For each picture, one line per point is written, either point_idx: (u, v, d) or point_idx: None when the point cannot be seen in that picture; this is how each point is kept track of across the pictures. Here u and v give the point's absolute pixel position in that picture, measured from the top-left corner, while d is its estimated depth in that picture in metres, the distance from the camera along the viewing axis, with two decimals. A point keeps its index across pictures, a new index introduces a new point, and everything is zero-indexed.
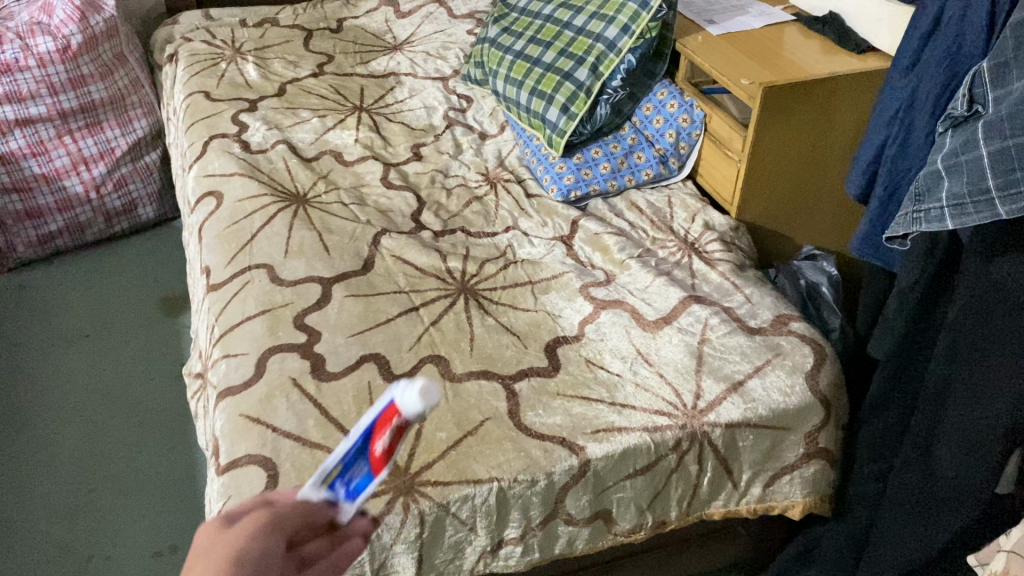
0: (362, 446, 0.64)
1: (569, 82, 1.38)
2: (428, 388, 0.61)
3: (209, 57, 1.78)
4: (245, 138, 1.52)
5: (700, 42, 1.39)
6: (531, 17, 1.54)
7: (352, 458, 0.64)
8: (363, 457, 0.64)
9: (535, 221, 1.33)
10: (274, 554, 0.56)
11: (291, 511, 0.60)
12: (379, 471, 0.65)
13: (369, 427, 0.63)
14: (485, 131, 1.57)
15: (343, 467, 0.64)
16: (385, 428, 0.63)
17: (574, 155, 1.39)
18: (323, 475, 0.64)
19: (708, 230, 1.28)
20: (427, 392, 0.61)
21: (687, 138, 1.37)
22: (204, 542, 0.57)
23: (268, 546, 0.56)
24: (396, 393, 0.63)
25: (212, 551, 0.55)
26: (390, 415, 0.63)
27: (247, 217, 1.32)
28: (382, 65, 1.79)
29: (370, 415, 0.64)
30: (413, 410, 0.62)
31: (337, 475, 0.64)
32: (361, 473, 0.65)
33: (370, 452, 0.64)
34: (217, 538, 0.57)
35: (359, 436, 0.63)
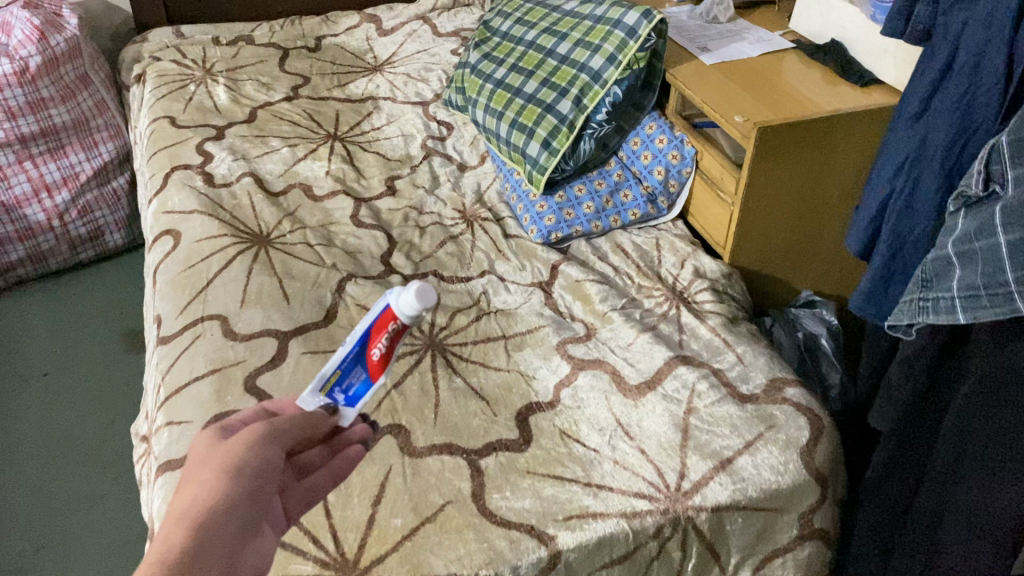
0: (361, 350, 0.70)
1: (551, 115, 1.29)
2: (424, 290, 0.69)
3: (178, 79, 1.69)
4: (209, 170, 1.43)
5: (692, 73, 1.30)
6: (513, 43, 1.45)
7: (351, 364, 0.70)
8: (362, 363, 0.70)
9: (513, 265, 1.24)
10: (274, 462, 0.61)
11: (288, 424, 0.65)
12: (376, 376, 0.71)
13: (366, 332, 0.70)
14: (465, 162, 1.48)
15: (342, 374, 0.70)
16: (381, 334, 0.70)
17: (555, 193, 1.29)
18: (323, 381, 0.69)
19: (698, 277, 1.19)
20: (423, 294, 0.69)
21: (677, 176, 1.28)
22: (202, 451, 0.61)
23: (269, 456, 0.61)
24: (391, 299, 0.70)
25: (212, 459, 0.59)
26: (388, 317, 0.70)
27: (203, 260, 1.23)
28: (360, 88, 1.70)
29: (367, 322, 0.70)
30: (410, 311, 0.69)
31: (337, 382, 0.70)
32: (360, 380, 0.71)
33: (368, 358, 0.70)
34: (215, 448, 0.61)
35: (357, 340, 0.70)
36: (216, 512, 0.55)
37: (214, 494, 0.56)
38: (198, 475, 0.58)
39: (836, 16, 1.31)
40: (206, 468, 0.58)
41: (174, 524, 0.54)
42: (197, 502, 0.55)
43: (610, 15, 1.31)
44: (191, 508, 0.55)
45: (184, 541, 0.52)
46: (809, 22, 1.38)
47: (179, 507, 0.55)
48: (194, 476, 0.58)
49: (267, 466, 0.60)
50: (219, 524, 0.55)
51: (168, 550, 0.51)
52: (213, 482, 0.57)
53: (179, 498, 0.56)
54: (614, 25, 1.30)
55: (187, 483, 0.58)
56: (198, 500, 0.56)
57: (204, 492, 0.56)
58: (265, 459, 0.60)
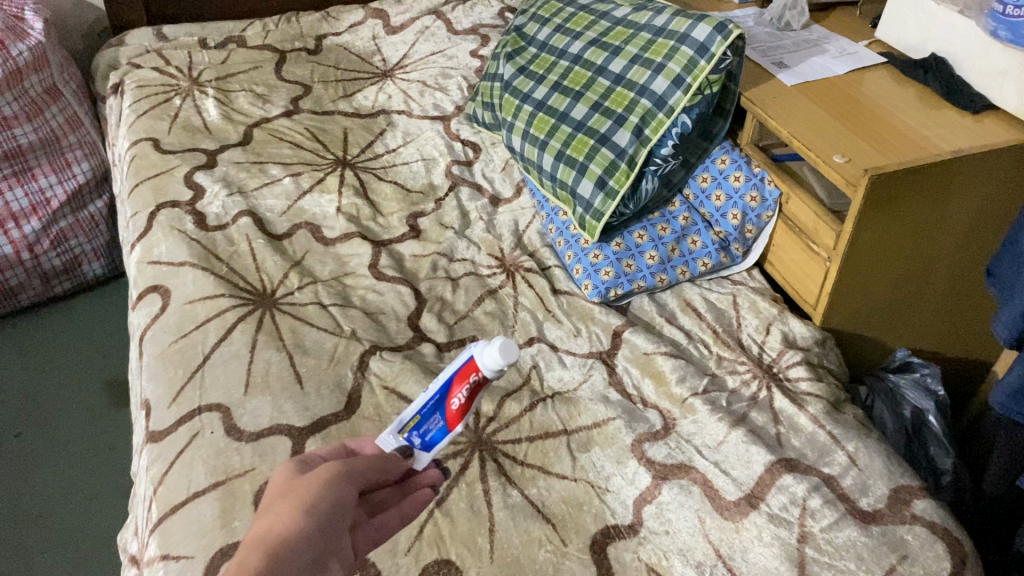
0: (441, 398, 0.74)
1: (606, 148, 1.10)
2: (505, 344, 0.72)
3: (160, 91, 1.48)
4: (200, 208, 1.22)
5: (772, 97, 1.10)
6: (554, 55, 1.24)
7: (431, 411, 0.74)
8: (441, 411, 0.75)
9: (566, 329, 1.05)
10: (348, 500, 0.62)
11: (362, 467, 0.66)
12: (453, 425, 0.75)
13: (449, 381, 0.74)
14: (497, 194, 1.28)
15: (420, 419, 0.74)
16: (462, 384, 0.74)
17: (612, 240, 1.10)
18: (402, 425, 0.74)
19: (787, 347, 1.01)
20: (504, 349, 0.72)
21: (756, 220, 1.09)
22: (281, 484, 0.63)
23: (342, 495, 0.61)
24: (475, 352, 0.74)
25: (290, 492, 0.60)
26: (469, 369, 0.74)
27: (198, 330, 1.04)
28: (369, 99, 1.49)
29: (451, 371, 0.75)
30: (491, 365, 0.72)
31: (415, 426, 0.74)
32: (437, 426, 0.75)
33: (447, 407, 0.75)
34: (295, 481, 0.62)
35: (438, 388, 0.74)
36: (295, 536, 0.55)
37: (292, 524, 0.56)
38: (277, 506, 0.59)
39: (939, 29, 1.11)
40: (286, 499, 0.59)
41: (251, 548, 0.54)
42: (277, 529, 0.56)
43: (673, 26, 1.11)
44: (272, 533, 0.55)
45: (261, 560, 0.53)
46: (900, 31, 1.18)
47: (259, 533, 0.56)
48: (273, 506, 0.59)
49: (341, 503, 0.61)
50: (297, 550, 0.54)
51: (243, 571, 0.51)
52: (291, 514, 0.57)
53: (259, 525, 0.57)
54: (680, 39, 1.09)
55: (267, 512, 0.59)
56: (278, 527, 0.56)
57: (283, 522, 0.56)
58: (339, 496, 0.61)
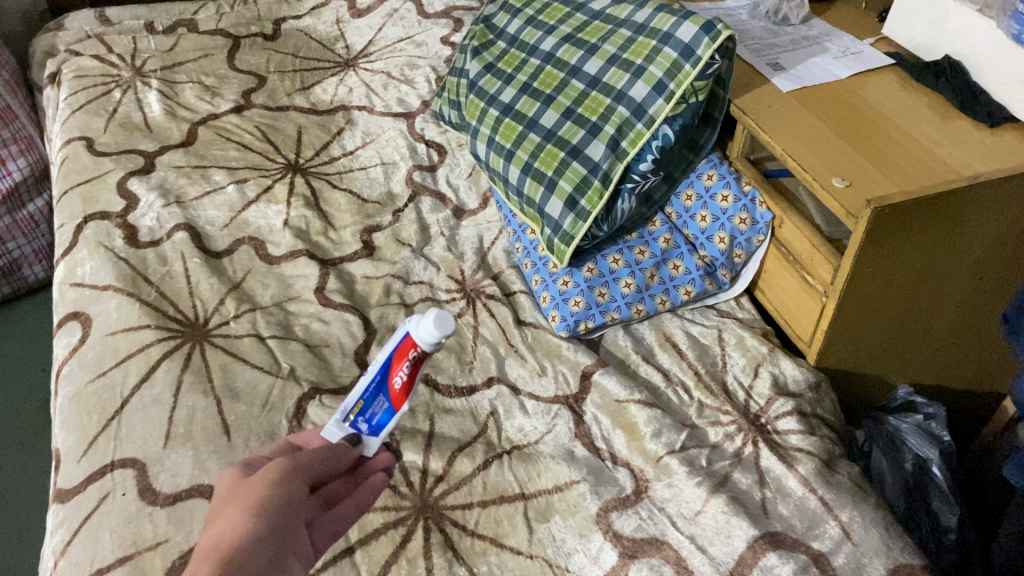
0: (382, 379, 0.76)
1: (578, 162, 0.98)
2: (437, 317, 0.74)
3: (99, 82, 1.35)
4: (132, 220, 1.10)
5: (765, 105, 0.98)
6: (524, 52, 1.11)
7: (373, 394, 0.76)
8: (384, 392, 0.77)
9: (530, 367, 0.94)
10: (298, 496, 0.64)
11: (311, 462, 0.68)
12: (398, 404, 0.77)
13: (387, 361, 0.76)
14: (461, 205, 1.16)
15: (364, 404, 0.77)
16: (402, 362, 0.76)
17: (583, 265, 0.99)
18: (347, 411, 0.76)
19: (776, 394, 0.90)
20: (437, 321, 0.73)
21: (745, 244, 0.97)
22: (230, 488, 0.65)
23: (293, 490, 0.64)
24: (410, 328, 0.75)
25: (238, 497, 0.62)
26: (407, 347, 0.75)
27: (118, 368, 0.93)
28: (328, 92, 1.36)
29: (388, 350, 0.76)
30: (427, 339, 0.74)
31: (360, 411, 0.77)
32: (383, 408, 0.77)
33: (390, 387, 0.77)
34: (241, 485, 0.64)
35: (379, 369, 0.76)
36: (248, 539, 0.57)
37: (241, 529, 0.58)
38: (226, 512, 0.60)
39: (954, 28, 0.99)
40: (232, 505, 0.61)
41: (202, 560, 0.55)
42: (227, 536, 0.57)
43: (655, 24, 0.98)
44: (221, 542, 0.57)
45: (214, 569, 0.54)
46: (910, 29, 1.05)
47: (211, 542, 0.57)
48: (222, 513, 0.60)
49: (289, 499, 0.63)
50: (249, 552, 0.56)
51: None
52: (242, 520, 0.59)
53: (210, 534, 0.59)
54: (662, 39, 0.97)
55: (217, 520, 0.60)
56: (228, 535, 0.57)
57: (233, 529, 0.58)
58: (288, 493, 0.63)
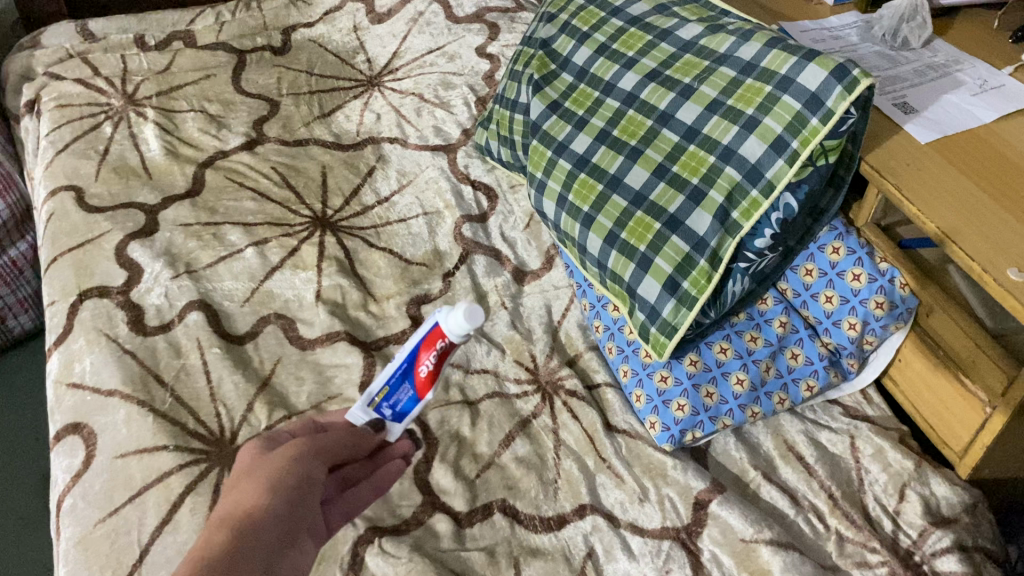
0: (408, 368, 0.72)
1: (678, 235, 0.80)
2: (469, 308, 0.69)
3: (86, 114, 1.16)
4: (136, 298, 0.93)
5: (903, 163, 0.80)
6: (597, 89, 0.94)
7: (399, 380, 0.72)
8: (409, 380, 0.73)
9: (629, 490, 0.79)
10: (316, 475, 0.64)
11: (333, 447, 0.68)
12: (423, 393, 0.73)
13: (414, 349, 0.71)
14: (521, 265, 1.00)
15: (390, 390, 0.73)
16: (429, 351, 0.71)
17: (684, 356, 0.83)
18: (371, 397, 0.73)
19: (931, 524, 0.75)
20: (469, 313, 0.68)
21: (880, 332, 0.81)
22: (250, 463, 0.65)
23: (311, 470, 0.64)
24: (439, 317, 0.71)
25: (259, 470, 0.62)
26: (435, 337, 0.71)
27: (133, 504, 0.76)
28: (352, 120, 1.19)
29: (417, 338, 0.72)
30: (455, 331, 0.69)
31: (385, 398, 0.73)
32: (407, 395, 0.73)
33: (415, 375, 0.72)
34: (261, 461, 0.64)
35: (405, 357, 0.72)
36: (261, 514, 0.57)
37: (258, 499, 0.58)
38: (245, 484, 0.61)
39: None
40: (252, 480, 0.61)
41: (219, 526, 0.56)
42: (244, 507, 0.57)
43: (768, 63, 0.80)
44: (238, 513, 0.57)
45: (228, 540, 0.54)
46: None
47: (227, 510, 0.58)
48: (241, 484, 0.61)
49: (309, 478, 0.63)
50: (263, 524, 0.56)
51: (212, 546, 0.53)
52: (259, 492, 0.59)
53: (228, 504, 0.59)
54: (780, 84, 0.78)
55: (236, 491, 0.60)
56: (245, 503, 0.58)
57: (250, 501, 0.58)
58: (307, 473, 0.63)
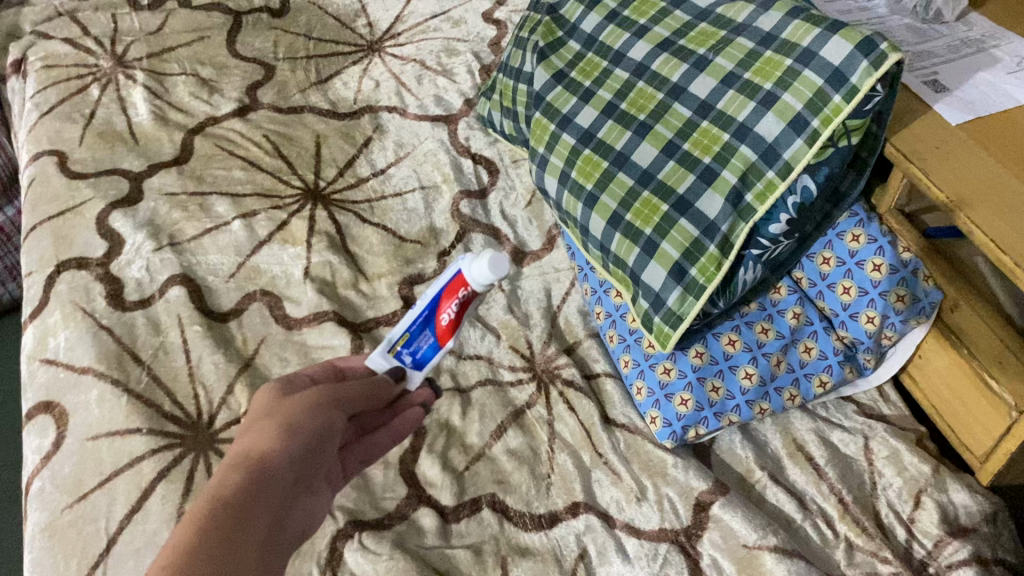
0: (430, 314, 0.69)
1: (686, 218, 0.75)
2: (496, 257, 0.67)
3: (74, 74, 1.11)
4: (116, 271, 0.88)
5: (932, 146, 0.75)
6: (606, 59, 0.88)
7: (421, 327, 0.69)
8: (430, 327, 0.70)
9: (626, 488, 0.74)
10: (335, 423, 0.59)
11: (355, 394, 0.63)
12: (444, 340, 0.71)
13: (436, 297, 0.69)
14: (521, 246, 0.96)
15: (410, 336, 0.69)
16: (452, 298, 0.69)
17: (689, 348, 0.78)
18: (392, 343, 0.69)
19: (948, 534, 0.70)
20: (495, 262, 0.67)
21: (899, 327, 0.76)
22: (266, 404, 0.59)
23: (330, 420, 0.58)
24: (463, 265, 0.68)
25: (277, 412, 0.57)
26: (458, 285, 0.68)
27: (103, 490, 0.71)
28: (350, 87, 1.13)
29: (438, 285, 0.69)
30: (479, 280, 0.68)
31: (405, 344, 0.69)
32: (427, 343, 0.70)
33: (437, 321, 0.70)
34: (278, 404, 0.58)
35: (427, 304, 0.69)
36: (275, 462, 0.52)
37: (273, 445, 0.53)
38: (261, 426, 0.55)
39: None
40: (269, 421, 0.55)
41: (229, 466, 0.51)
42: (257, 449, 0.52)
43: (789, 34, 0.74)
44: (251, 455, 0.52)
45: (238, 484, 0.49)
46: None
47: (239, 452, 0.52)
48: (256, 425, 0.55)
49: (328, 428, 0.57)
50: (275, 472, 0.51)
51: (221, 489, 0.48)
52: (274, 434, 0.53)
53: (239, 445, 0.54)
54: (802, 58, 0.73)
55: (248, 432, 0.55)
56: (261, 446, 0.52)
57: (264, 443, 0.53)
58: (327, 421, 0.58)
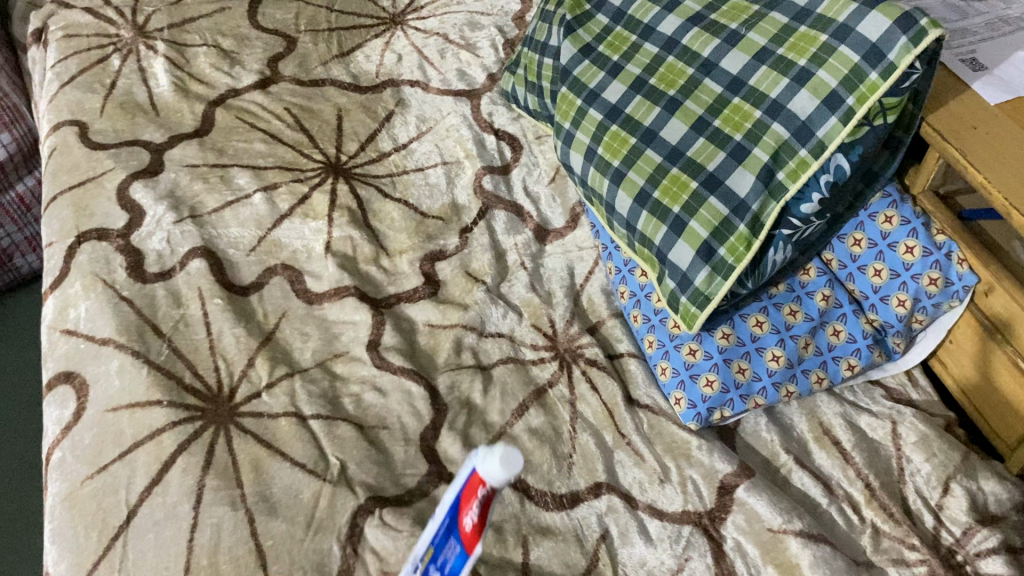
0: (451, 521, 0.52)
1: (716, 196, 0.73)
2: (507, 450, 0.49)
3: (94, 44, 1.10)
4: (136, 243, 0.88)
5: (970, 126, 0.73)
6: (635, 33, 0.86)
7: (442, 539, 0.53)
8: (455, 535, 0.53)
9: (649, 469, 0.73)
10: None
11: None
12: (474, 550, 0.52)
13: (452, 500, 0.52)
14: (544, 224, 0.95)
15: (433, 551, 0.53)
16: (469, 502, 0.51)
17: (715, 329, 0.77)
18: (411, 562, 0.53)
19: (977, 522, 0.69)
20: (507, 457, 0.48)
21: (931, 310, 0.75)
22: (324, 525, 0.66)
23: None
24: (476, 459, 0.51)
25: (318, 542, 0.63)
26: (471, 486, 0.51)
27: (124, 462, 0.70)
28: (372, 60, 1.12)
29: (454, 488, 0.53)
30: (496, 479, 0.49)
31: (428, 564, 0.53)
32: (456, 554, 0.53)
33: (459, 528, 0.52)
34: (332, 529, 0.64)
35: (449, 507, 0.53)
36: None
37: None
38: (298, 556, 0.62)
39: None
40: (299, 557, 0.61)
41: None
42: None
43: (826, 8, 0.72)
44: None
45: None
46: None
47: None
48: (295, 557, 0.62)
49: None
50: None
51: None
52: None
53: None
54: (838, 33, 0.71)
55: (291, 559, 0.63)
56: None
57: None
58: None
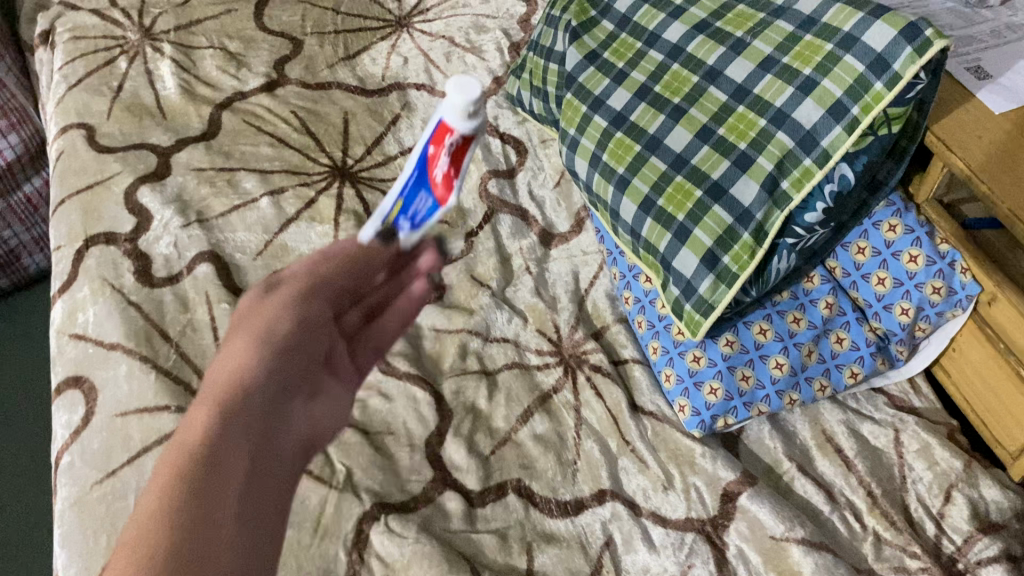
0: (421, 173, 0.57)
1: (720, 205, 0.73)
2: (467, 83, 0.53)
3: (101, 46, 1.11)
4: (144, 247, 0.88)
5: (975, 135, 0.73)
6: (640, 40, 0.87)
7: (414, 189, 0.58)
8: (426, 184, 0.57)
9: (653, 476, 0.74)
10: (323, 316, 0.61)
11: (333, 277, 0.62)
12: (445, 198, 0.58)
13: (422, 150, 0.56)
14: (549, 228, 0.96)
15: (404, 202, 0.59)
16: (440, 152, 0.55)
17: (719, 336, 0.77)
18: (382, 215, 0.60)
19: (979, 530, 0.70)
20: (465, 88, 0.53)
21: (934, 318, 0.76)
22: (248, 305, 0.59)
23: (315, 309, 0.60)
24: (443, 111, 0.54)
25: (254, 315, 0.57)
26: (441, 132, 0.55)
27: (132, 467, 0.71)
28: (378, 63, 1.12)
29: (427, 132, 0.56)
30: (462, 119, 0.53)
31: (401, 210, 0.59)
32: (427, 204, 0.59)
33: (431, 179, 0.57)
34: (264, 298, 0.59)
35: (415, 164, 0.57)
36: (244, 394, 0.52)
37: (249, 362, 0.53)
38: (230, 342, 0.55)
39: None
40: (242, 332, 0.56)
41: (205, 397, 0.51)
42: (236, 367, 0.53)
43: (832, 18, 0.73)
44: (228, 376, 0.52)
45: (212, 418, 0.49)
46: None
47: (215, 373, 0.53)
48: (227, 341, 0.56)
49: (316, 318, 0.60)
50: (254, 394, 0.52)
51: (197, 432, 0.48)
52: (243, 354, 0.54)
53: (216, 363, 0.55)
54: (843, 43, 0.71)
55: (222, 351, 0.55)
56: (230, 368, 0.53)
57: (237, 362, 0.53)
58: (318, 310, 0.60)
